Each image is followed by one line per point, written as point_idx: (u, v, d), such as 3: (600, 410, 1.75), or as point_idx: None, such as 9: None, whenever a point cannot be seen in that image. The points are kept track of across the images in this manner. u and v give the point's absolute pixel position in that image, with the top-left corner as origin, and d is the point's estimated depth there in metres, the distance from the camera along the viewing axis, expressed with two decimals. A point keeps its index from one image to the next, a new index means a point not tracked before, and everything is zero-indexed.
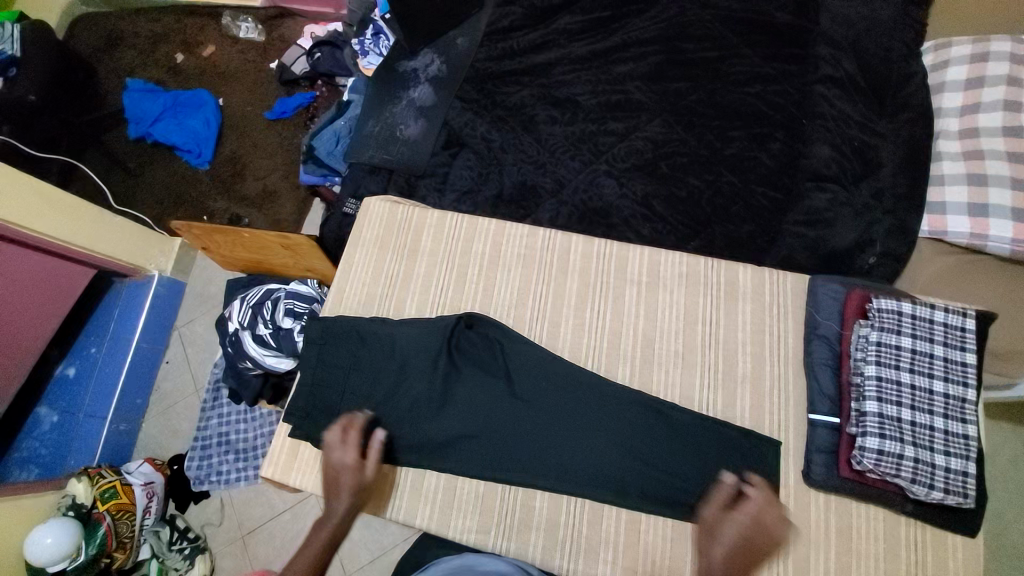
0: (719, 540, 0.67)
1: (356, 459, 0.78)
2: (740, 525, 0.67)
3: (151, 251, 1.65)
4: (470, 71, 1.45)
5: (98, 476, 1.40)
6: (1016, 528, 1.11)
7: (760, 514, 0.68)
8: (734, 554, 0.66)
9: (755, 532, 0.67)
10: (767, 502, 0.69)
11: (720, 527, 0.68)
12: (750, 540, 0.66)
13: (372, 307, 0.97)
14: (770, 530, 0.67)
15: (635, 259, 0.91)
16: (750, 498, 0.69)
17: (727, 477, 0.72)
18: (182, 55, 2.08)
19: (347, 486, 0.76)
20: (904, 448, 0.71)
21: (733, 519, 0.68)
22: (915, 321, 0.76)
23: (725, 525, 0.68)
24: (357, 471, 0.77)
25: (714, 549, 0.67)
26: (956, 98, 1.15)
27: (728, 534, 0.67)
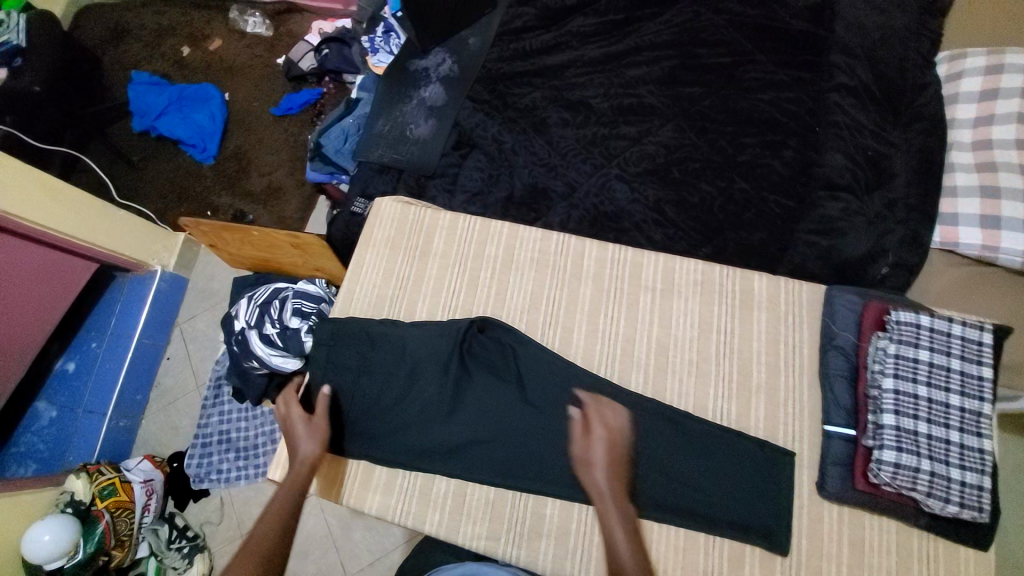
0: (595, 467, 0.71)
1: (304, 412, 0.85)
2: (602, 445, 0.72)
3: (154, 247, 1.64)
4: (482, 72, 1.45)
5: (97, 474, 1.39)
6: None
7: (605, 423, 0.74)
8: (611, 470, 0.72)
9: (614, 443, 0.73)
10: (606, 413, 0.75)
11: (589, 456, 0.72)
12: (615, 454, 0.73)
13: (383, 308, 0.96)
14: (620, 435, 0.74)
15: (650, 265, 0.91)
16: (597, 417, 0.74)
17: (572, 413, 0.76)
18: (189, 49, 2.06)
19: (307, 433, 0.82)
20: (920, 462, 0.70)
21: (599, 442, 0.72)
22: (933, 335, 0.75)
23: (594, 450, 0.72)
24: (308, 422, 0.84)
25: (595, 477, 0.71)
26: (971, 109, 1.13)
27: (599, 458, 0.72)
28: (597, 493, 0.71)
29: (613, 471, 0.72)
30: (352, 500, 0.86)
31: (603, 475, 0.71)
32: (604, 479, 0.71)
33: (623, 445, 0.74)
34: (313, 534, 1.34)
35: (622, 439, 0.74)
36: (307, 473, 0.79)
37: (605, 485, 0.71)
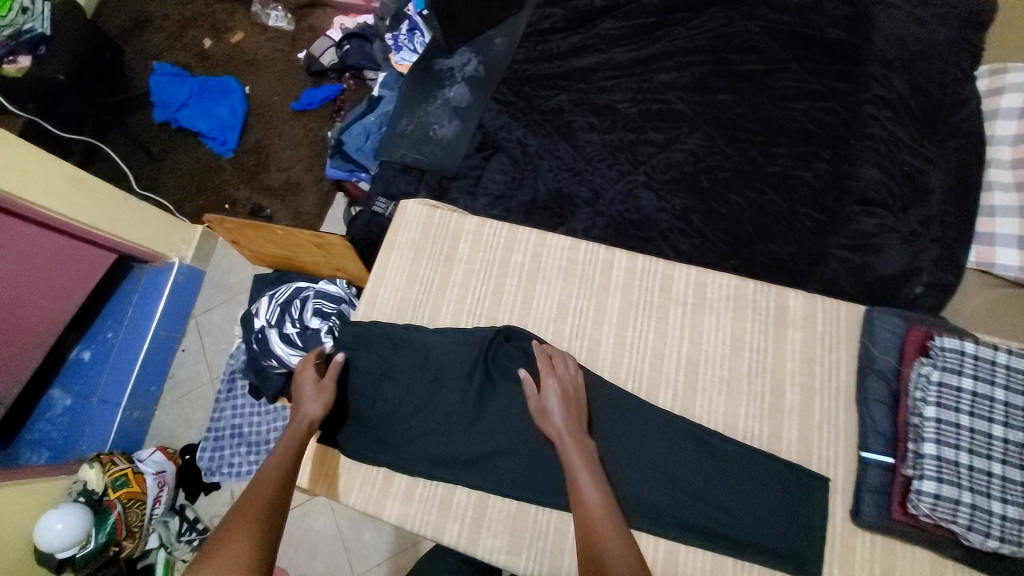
0: (551, 416, 0.77)
1: (315, 374, 0.89)
2: (558, 397, 0.78)
3: (171, 237, 1.62)
4: (508, 73, 1.43)
5: (109, 464, 1.39)
6: None
7: (560, 377, 0.79)
8: (567, 418, 0.76)
9: (568, 392, 0.78)
10: (560, 366, 0.81)
11: (546, 406, 0.77)
12: (570, 403, 0.78)
13: (406, 313, 0.95)
14: (573, 385, 0.79)
15: (682, 278, 0.89)
16: (551, 373, 0.80)
17: (521, 374, 0.81)
18: (210, 41, 2.06)
19: (315, 394, 0.85)
20: (961, 494, 0.67)
21: (552, 394, 0.78)
22: (978, 362, 0.72)
23: (549, 401, 0.78)
24: (316, 384, 0.87)
25: (553, 425, 0.77)
26: (1010, 126, 1.09)
27: (556, 409, 0.77)
28: (558, 438, 0.76)
29: (570, 418, 0.77)
30: (372, 507, 0.85)
31: (560, 421, 0.76)
32: (562, 425, 0.76)
33: (578, 393, 0.79)
34: (323, 533, 1.33)
35: (576, 388, 0.79)
36: (309, 431, 0.83)
37: (562, 428, 0.76)
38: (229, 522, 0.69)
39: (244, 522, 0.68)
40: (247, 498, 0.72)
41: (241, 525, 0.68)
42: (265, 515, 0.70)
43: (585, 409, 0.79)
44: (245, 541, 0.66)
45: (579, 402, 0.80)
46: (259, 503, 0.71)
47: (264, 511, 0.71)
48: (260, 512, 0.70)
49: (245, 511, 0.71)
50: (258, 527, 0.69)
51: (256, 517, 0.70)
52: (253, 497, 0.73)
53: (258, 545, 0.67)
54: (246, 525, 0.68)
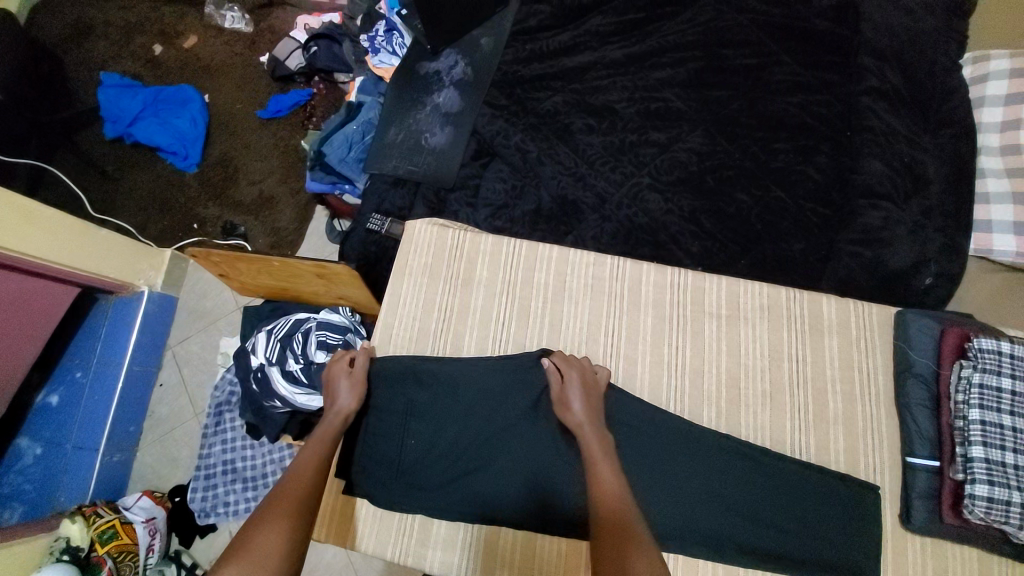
0: (573, 411, 0.76)
1: (347, 365, 0.85)
2: (579, 389, 0.77)
3: (139, 265, 1.48)
4: (498, 75, 1.36)
5: (95, 516, 1.26)
6: None
7: (580, 369, 0.79)
8: (587, 411, 0.76)
9: (587, 382, 0.78)
10: (582, 361, 0.81)
11: (569, 398, 0.77)
12: (591, 396, 0.77)
13: (426, 344, 0.89)
14: (589, 376, 0.79)
15: (713, 289, 0.88)
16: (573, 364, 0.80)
17: (544, 362, 0.81)
18: (161, 47, 1.89)
19: (347, 384, 0.82)
20: (1012, 494, 0.67)
21: (573, 385, 0.77)
22: (1017, 362, 0.72)
23: (570, 392, 0.77)
24: (348, 375, 0.84)
25: (573, 416, 0.76)
26: (997, 113, 1.12)
27: (577, 401, 0.76)
28: (578, 430, 0.74)
29: (590, 410, 0.76)
30: (411, 557, 0.79)
31: (580, 412, 0.75)
32: (584, 419, 0.75)
33: (594, 383, 0.79)
34: (333, 567, 1.20)
35: (593, 378, 0.79)
36: (342, 424, 0.80)
37: (581, 418, 0.75)
38: (262, 514, 0.64)
39: (278, 515, 0.64)
40: (278, 492, 0.68)
41: (274, 517, 0.64)
42: (300, 506, 0.66)
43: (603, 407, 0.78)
44: (278, 533, 0.62)
45: (599, 395, 0.79)
46: (294, 496, 0.67)
47: (298, 503, 0.67)
48: (295, 505, 0.66)
49: (279, 505, 0.66)
50: (293, 520, 0.64)
51: (290, 510, 0.65)
52: (285, 491, 0.68)
53: (294, 539, 0.62)
54: (280, 518, 0.64)
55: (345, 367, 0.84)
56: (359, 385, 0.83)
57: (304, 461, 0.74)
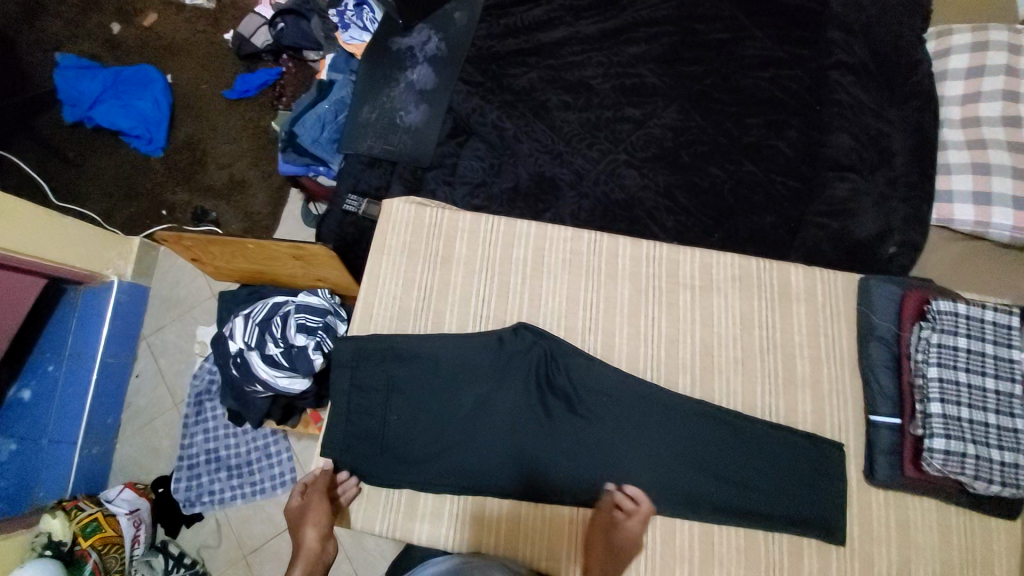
0: (590, 564, 0.75)
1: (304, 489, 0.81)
2: (599, 543, 0.75)
3: (103, 253, 1.42)
4: (472, 51, 1.34)
5: (76, 510, 1.25)
6: None
7: (613, 523, 0.75)
8: (604, 565, 0.75)
9: (614, 542, 0.74)
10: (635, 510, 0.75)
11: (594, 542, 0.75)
12: (616, 554, 0.74)
13: (408, 323, 0.89)
14: (627, 537, 0.74)
15: (687, 261, 0.89)
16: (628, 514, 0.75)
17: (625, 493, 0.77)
18: (119, 26, 1.81)
19: (307, 526, 0.77)
20: (967, 447, 0.72)
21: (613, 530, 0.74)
22: (970, 322, 0.76)
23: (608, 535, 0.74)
24: (309, 514, 0.78)
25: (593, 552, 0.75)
26: (957, 86, 1.16)
27: (595, 552, 0.75)
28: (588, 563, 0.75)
29: (603, 567, 0.74)
30: (398, 533, 0.81)
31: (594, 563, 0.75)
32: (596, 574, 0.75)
33: (628, 543, 0.74)
34: None
35: (628, 537, 0.74)
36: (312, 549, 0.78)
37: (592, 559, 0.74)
38: None
39: None
40: None
41: None
42: None
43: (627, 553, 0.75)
44: None
45: (630, 552, 0.74)
46: None
47: None
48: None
49: None
50: None
51: None
52: None
53: None
54: None
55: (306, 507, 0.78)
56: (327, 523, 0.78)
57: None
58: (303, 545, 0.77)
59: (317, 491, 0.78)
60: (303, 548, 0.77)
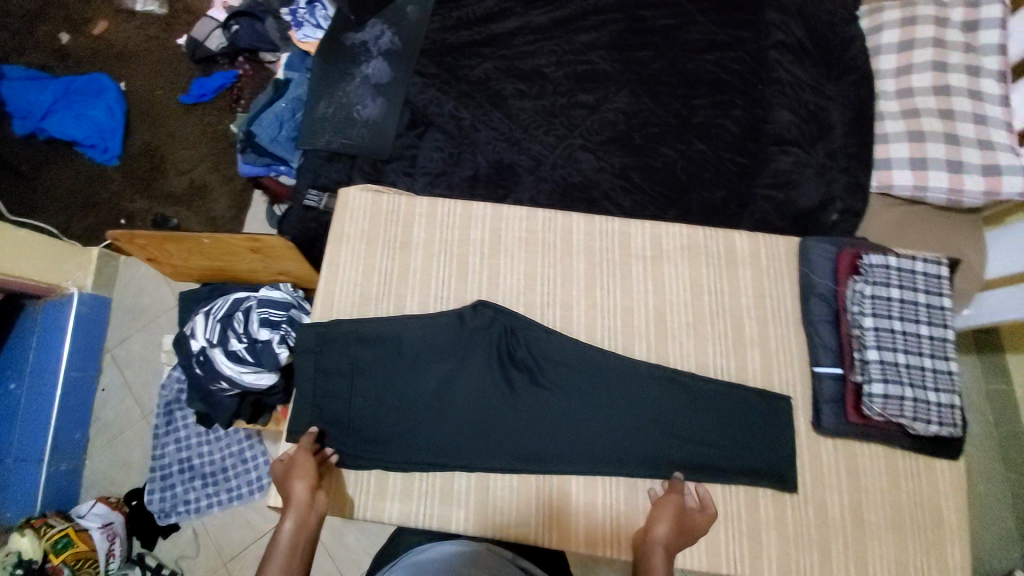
0: (654, 536, 0.73)
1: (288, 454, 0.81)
2: (670, 518, 0.75)
3: (65, 266, 1.40)
4: (426, 43, 1.36)
5: (45, 527, 1.23)
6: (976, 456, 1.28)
7: (684, 506, 0.76)
8: (670, 543, 0.73)
9: (683, 523, 0.75)
10: (701, 503, 0.77)
11: (654, 519, 0.75)
12: (683, 534, 0.74)
13: (370, 308, 0.90)
14: (695, 524, 0.75)
15: (638, 233, 0.93)
16: (696, 504, 0.77)
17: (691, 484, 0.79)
18: (68, 35, 1.76)
19: (294, 478, 0.77)
20: (903, 389, 0.77)
21: (682, 513, 0.76)
22: (901, 273, 0.81)
23: (681, 517, 0.75)
24: (295, 468, 0.78)
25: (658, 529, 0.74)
26: (891, 60, 1.23)
27: (662, 526, 0.74)
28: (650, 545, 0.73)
29: (671, 544, 0.73)
30: (370, 513, 0.82)
31: (662, 537, 0.73)
32: (664, 550, 0.72)
33: (693, 530, 0.75)
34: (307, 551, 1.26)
35: (694, 525, 0.75)
36: (305, 504, 0.76)
37: (660, 539, 0.73)
38: None
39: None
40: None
41: None
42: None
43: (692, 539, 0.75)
44: None
45: (689, 542, 0.75)
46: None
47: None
48: None
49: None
50: None
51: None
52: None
53: None
54: None
55: (292, 462, 0.78)
56: (315, 476, 0.78)
57: (285, 565, 0.71)
58: (292, 501, 0.75)
59: (303, 446, 0.80)
60: (291, 505, 0.75)
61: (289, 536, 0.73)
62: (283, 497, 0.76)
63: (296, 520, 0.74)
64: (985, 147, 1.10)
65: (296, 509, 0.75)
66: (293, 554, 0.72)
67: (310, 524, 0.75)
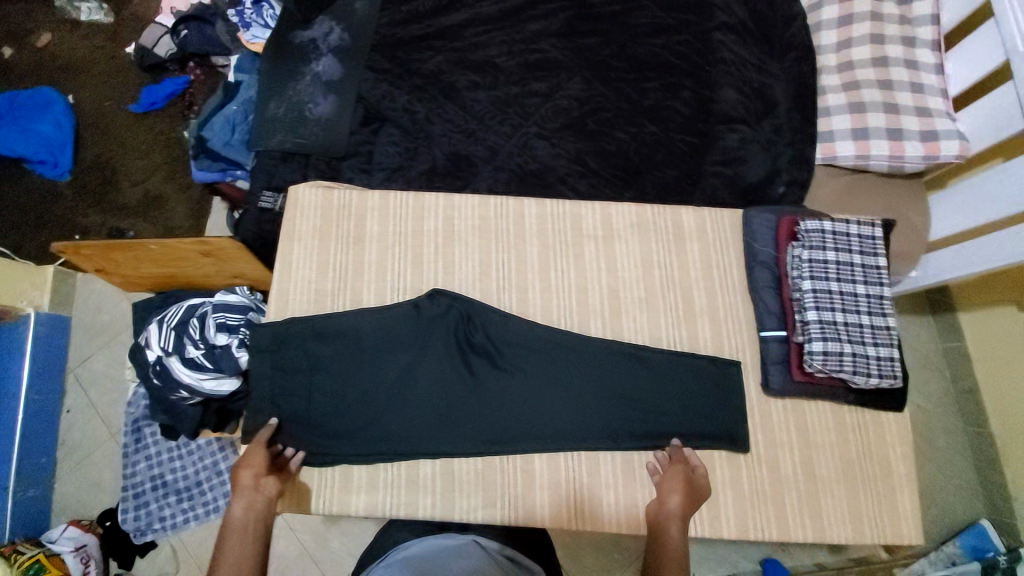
0: (671, 509, 0.76)
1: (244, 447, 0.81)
2: (681, 489, 0.77)
3: (18, 286, 1.36)
4: (377, 39, 1.35)
5: (16, 554, 1.20)
6: (934, 414, 1.33)
7: (691, 475, 0.78)
8: (685, 512, 0.76)
9: (692, 490, 0.77)
10: (697, 469, 0.79)
11: (666, 492, 0.77)
12: (694, 501, 0.77)
13: (326, 304, 0.90)
14: (700, 489, 0.78)
15: (589, 214, 0.95)
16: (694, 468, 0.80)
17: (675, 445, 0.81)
18: (10, 49, 1.71)
19: (241, 466, 0.77)
20: (843, 346, 0.80)
21: (691, 482, 0.78)
22: (836, 236, 0.85)
23: (689, 486, 0.78)
24: (246, 458, 0.79)
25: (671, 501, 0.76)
26: (831, 35, 1.28)
27: (675, 498, 0.76)
28: (666, 516, 0.75)
29: (686, 513, 0.76)
30: (335, 507, 0.82)
31: (678, 509, 0.75)
32: (680, 520, 0.75)
33: (700, 494, 0.78)
34: (289, 558, 1.25)
35: (700, 489, 0.78)
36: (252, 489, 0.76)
37: (676, 511, 0.75)
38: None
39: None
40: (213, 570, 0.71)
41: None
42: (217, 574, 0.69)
43: (701, 502, 0.78)
44: None
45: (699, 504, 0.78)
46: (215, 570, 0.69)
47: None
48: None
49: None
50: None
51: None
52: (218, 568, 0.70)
53: None
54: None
55: (242, 452, 0.79)
56: (265, 464, 0.78)
57: (235, 549, 0.71)
58: (240, 489, 0.76)
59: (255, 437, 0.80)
60: (239, 492, 0.75)
61: (238, 521, 0.73)
62: (234, 487, 0.77)
63: (244, 505, 0.74)
64: (924, 113, 1.17)
65: (244, 496, 0.75)
66: (242, 540, 0.72)
67: (259, 509, 0.75)
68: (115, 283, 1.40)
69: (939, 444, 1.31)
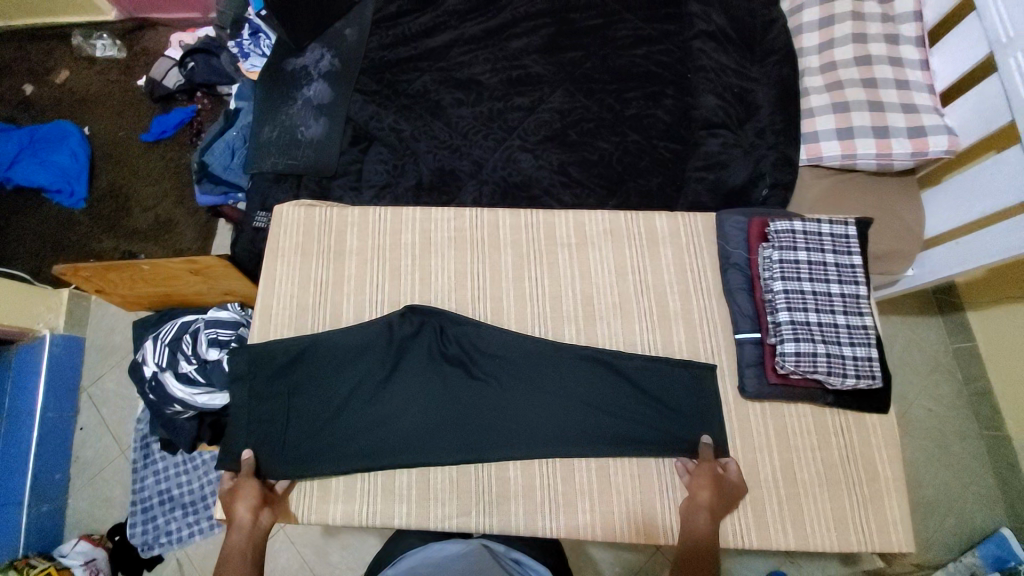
0: (700, 502, 0.77)
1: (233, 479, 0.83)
2: (710, 485, 0.78)
3: (35, 307, 1.42)
4: (365, 62, 1.40)
5: (27, 566, 1.25)
6: (952, 418, 1.28)
7: (720, 472, 0.80)
8: (714, 506, 0.78)
9: (721, 487, 0.79)
10: (729, 467, 0.81)
11: (696, 488, 0.78)
12: (726, 497, 0.79)
13: (306, 319, 0.93)
14: (733, 485, 0.80)
15: (563, 224, 0.97)
16: (724, 466, 0.81)
17: (704, 439, 0.82)
18: (32, 87, 1.82)
19: (238, 498, 0.79)
20: (816, 346, 0.80)
21: (718, 480, 0.79)
22: (807, 237, 0.86)
23: (717, 481, 0.79)
24: (239, 493, 0.80)
25: (704, 496, 0.78)
26: (813, 38, 1.27)
27: (705, 492, 0.78)
28: (697, 511, 0.77)
29: (716, 506, 0.78)
30: (315, 517, 0.84)
31: (707, 502, 0.77)
32: (710, 512, 0.77)
33: (731, 491, 0.79)
34: (289, 570, 1.26)
35: (731, 486, 0.80)
36: (252, 518, 0.79)
37: (706, 504, 0.77)
38: None
39: None
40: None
41: None
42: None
43: (734, 497, 0.80)
44: None
45: (731, 501, 0.80)
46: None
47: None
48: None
49: None
50: None
51: None
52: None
53: None
54: None
55: (235, 485, 0.81)
56: (260, 496, 0.80)
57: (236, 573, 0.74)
58: (236, 520, 0.78)
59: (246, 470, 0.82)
60: (235, 525, 0.77)
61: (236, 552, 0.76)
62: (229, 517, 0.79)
63: (241, 538, 0.77)
64: (910, 111, 1.14)
65: (241, 529, 0.77)
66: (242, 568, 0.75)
67: (257, 540, 0.78)
68: (118, 304, 1.44)
69: (953, 450, 1.26)
